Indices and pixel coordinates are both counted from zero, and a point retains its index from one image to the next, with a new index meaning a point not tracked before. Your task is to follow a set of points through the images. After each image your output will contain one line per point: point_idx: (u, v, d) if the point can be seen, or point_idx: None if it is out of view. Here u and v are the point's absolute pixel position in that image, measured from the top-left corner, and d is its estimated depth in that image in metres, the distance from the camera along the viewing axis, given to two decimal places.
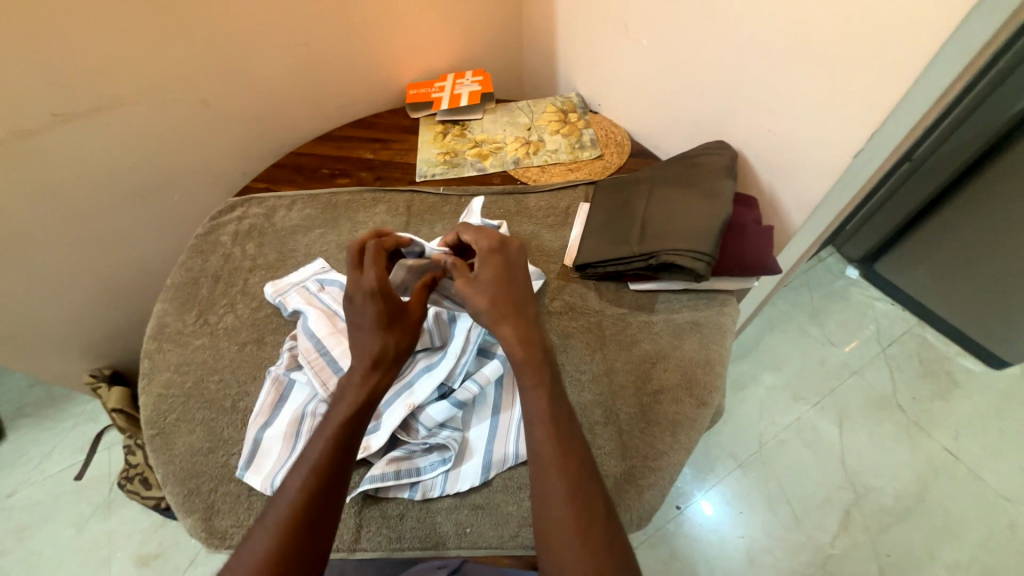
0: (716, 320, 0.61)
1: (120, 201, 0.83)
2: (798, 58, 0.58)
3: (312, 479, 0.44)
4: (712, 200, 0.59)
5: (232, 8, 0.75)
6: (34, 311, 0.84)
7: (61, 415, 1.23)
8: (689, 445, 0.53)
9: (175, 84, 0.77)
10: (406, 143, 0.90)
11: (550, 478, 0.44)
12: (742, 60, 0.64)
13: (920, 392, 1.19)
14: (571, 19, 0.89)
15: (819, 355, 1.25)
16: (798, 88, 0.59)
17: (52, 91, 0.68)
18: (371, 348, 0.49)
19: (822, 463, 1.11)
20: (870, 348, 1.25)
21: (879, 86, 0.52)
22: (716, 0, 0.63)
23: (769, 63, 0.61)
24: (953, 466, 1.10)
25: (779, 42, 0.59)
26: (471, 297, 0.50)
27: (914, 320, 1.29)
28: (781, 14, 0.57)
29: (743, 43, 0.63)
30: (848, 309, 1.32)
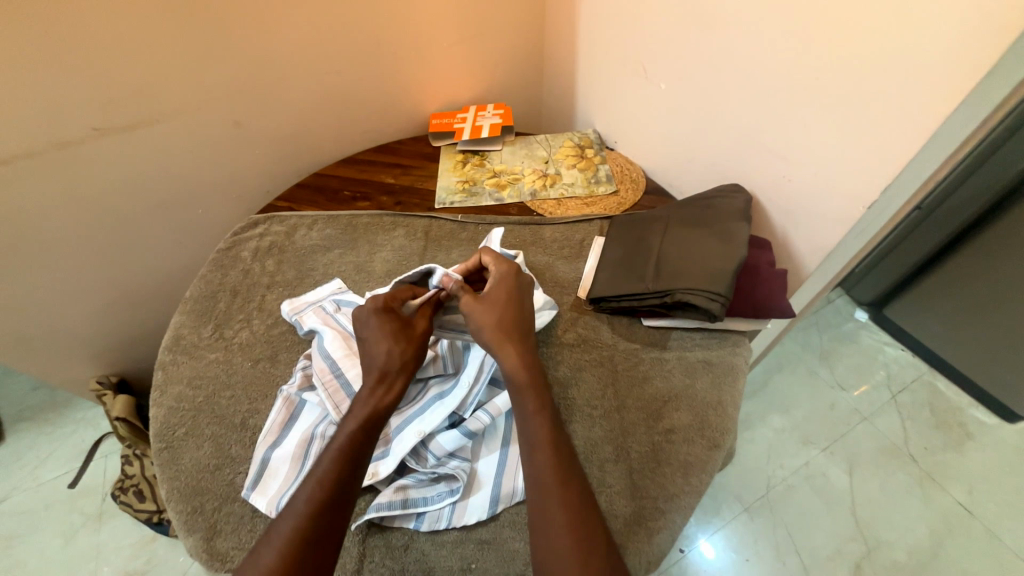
0: (728, 361, 0.60)
1: (147, 213, 0.85)
2: (813, 109, 0.60)
3: (320, 495, 0.44)
4: (726, 240, 0.60)
5: (274, 38, 0.80)
6: (51, 315, 0.86)
7: (61, 420, 1.22)
8: (700, 488, 0.52)
9: (212, 104, 0.80)
10: (427, 170, 0.92)
11: (552, 507, 0.43)
12: (758, 108, 0.67)
13: (932, 442, 1.16)
14: (592, 61, 0.93)
15: (829, 398, 1.23)
16: (812, 137, 0.61)
17: (96, 107, 0.71)
18: (381, 362, 0.52)
19: (832, 511, 1.08)
20: (881, 394, 1.24)
21: (893, 140, 0.54)
22: (733, 52, 0.66)
23: (785, 112, 0.63)
24: (969, 523, 1.06)
25: (794, 93, 0.61)
26: (476, 315, 0.54)
27: (924, 368, 1.27)
28: (796, 68, 0.60)
29: (759, 92, 0.65)
30: (857, 353, 1.31)
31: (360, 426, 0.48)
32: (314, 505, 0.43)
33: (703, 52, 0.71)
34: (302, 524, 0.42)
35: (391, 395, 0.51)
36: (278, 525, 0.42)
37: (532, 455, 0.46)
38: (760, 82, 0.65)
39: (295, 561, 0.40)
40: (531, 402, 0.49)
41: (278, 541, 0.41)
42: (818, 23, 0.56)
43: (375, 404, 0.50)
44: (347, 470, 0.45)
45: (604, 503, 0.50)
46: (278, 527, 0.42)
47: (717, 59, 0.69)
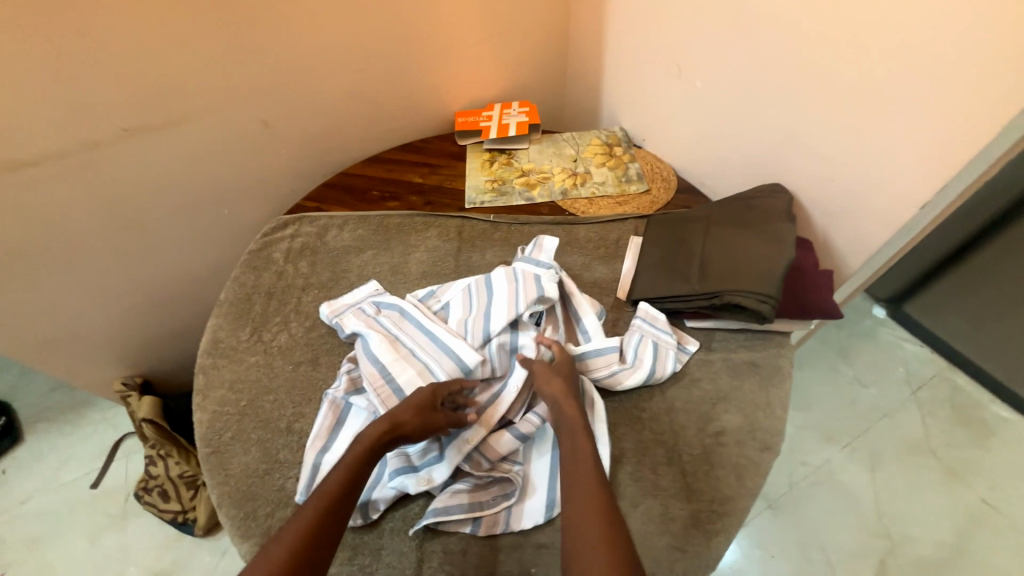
0: (774, 362, 0.60)
1: (174, 213, 0.84)
2: (859, 107, 0.60)
3: (324, 504, 0.43)
4: (773, 240, 0.59)
5: (302, 37, 0.79)
6: (77, 318, 0.85)
7: (80, 421, 1.22)
8: (755, 490, 0.52)
9: (241, 104, 0.80)
10: (454, 169, 0.92)
11: (591, 534, 0.40)
12: (800, 107, 0.66)
13: (955, 439, 1.16)
14: (618, 58, 0.92)
15: (849, 394, 1.23)
16: (856, 136, 0.61)
17: (126, 108, 0.71)
18: (398, 414, 0.50)
19: (856, 507, 1.09)
20: (901, 391, 1.23)
21: (943, 139, 0.54)
22: (774, 48, 0.66)
23: (829, 112, 0.63)
24: (991, 519, 1.07)
25: (839, 92, 0.61)
26: (548, 379, 0.53)
27: (944, 364, 1.25)
28: (840, 68, 0.60)
29: (801, 89, 0.65)
30: (877, 351, 1.29)
31: (367, 447, 0.48)
32: (319, 511, 0.43)
33: (741, 48, 0.70)
34: (302, 529, 0.41)
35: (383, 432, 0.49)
36: (285, 525, 0.42)
37: (571, 484, 0.45)
38: (802, 81, 0.64)
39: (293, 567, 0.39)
40: (582, 440, 0.48)
41: (283, 540, 0.40)
42: (869, 21, 0.55)
43: (371, 435, 0.48)
44: (350, 484, 0.45)
45: (661, 506, 0.50)
46: (287, 528, 0.41)
47: (756, 55, 0.69)
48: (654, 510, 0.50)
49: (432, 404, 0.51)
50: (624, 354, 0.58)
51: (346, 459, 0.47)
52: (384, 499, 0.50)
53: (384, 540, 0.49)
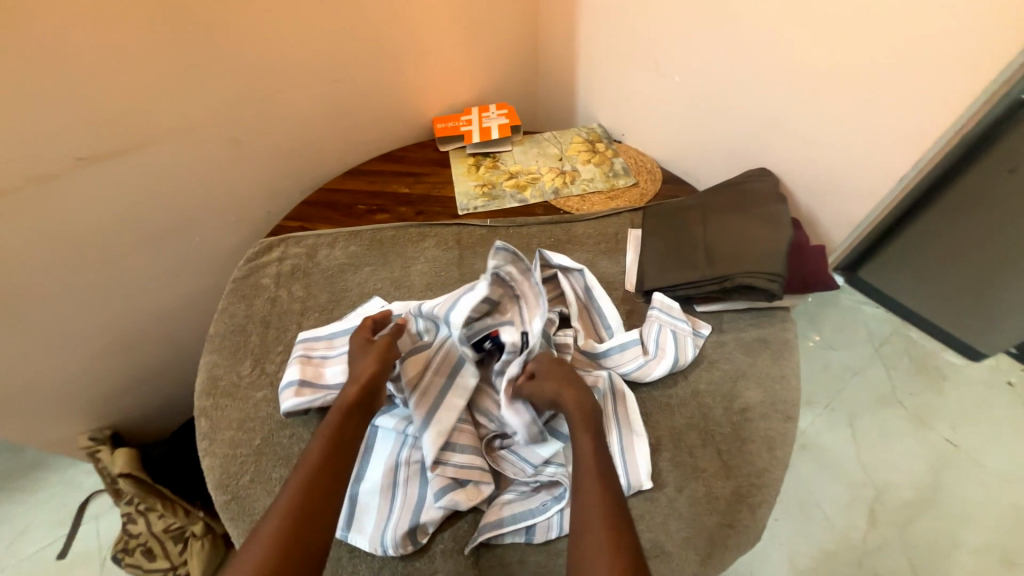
0: (781, 336, 0.64)
1: (139, 246, 0.76)
2: (839, 91, 0.66)
3: (309, 474, 0.45)
4: (775, 223, 0.65)
5: (272, 49, 0.73)
6: (32, 372, 0.75)
7: (30, 488, 1.06)
8: (785, 459, 0.55)
9: (209, 122, 0.73)
10: (440, 176, 0.89)
11: (596, 539, 0.42)
12: (789, 93, 0.70)
13: (913, 387, 1.13)
14: (592, 56, 0.94)
15: (821, 359, 1.17)
16: (839, 119, 0.67)
17: (81, 133, 0.63)
18: (360, 373, 0.53)
19: (838, 467, 1.05)
20: (865, 350, 1.17)
21: (922, 113, 0.61)
22: (753, 35, 0.69)
23: (817, 97, 0.68)
24: (957, 457, 1.05)
25: (820, 76, 0.66)
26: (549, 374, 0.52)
27: (897, 321, 1.19)
28: (825, 53, 0.64)
29: (785, 73, 0.69)
30: (838, 315, 1.20)
31: (342, 413, 0.50)
32: (304, 483, 0.45)
33: (726, 36, 0.72)
34: (292, 503, 0.43)
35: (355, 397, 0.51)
36: (277, 498, 0.44)
37: (580, 485, 0.45)
38: (784, 67, 0.69)
39: (288, 536, 0.42)
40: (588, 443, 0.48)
41: (275, 513, 0.43)
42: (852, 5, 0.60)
43: (341, 405, 0.50)
44: (334, 453, 0.47)
45: (704, 487, 0.53)
46: (277, 501, 0.44)
47: (742, 41, 0.71)
48: (698, 491, 0.53)
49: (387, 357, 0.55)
50: (646, 345, 0.61)
51: (324, 433, 0.49)
52: (433, 521, 0.49)
53: (439, 563, 0.48)
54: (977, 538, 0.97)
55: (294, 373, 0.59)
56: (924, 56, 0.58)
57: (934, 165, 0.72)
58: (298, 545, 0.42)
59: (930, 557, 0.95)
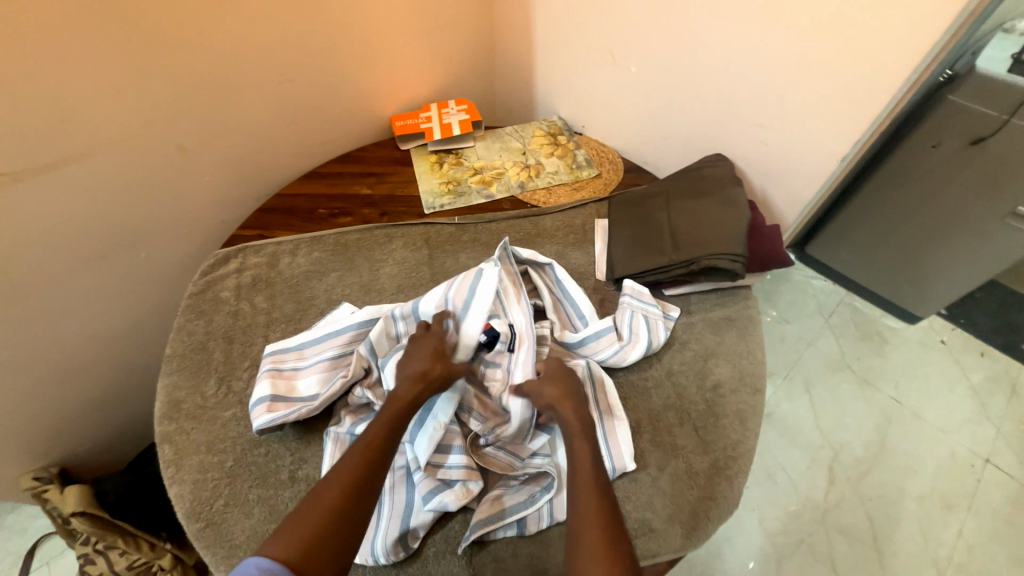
0: (745, 313, 0.68)
1: (75, 268, 0.69)
2: (786, 79, 0.69)
3: (371, 452, 0.46)
4: (733, 205, 0.67)
5: (216, 49, 0.68)
6: None
7: None
8: (757, 430, 0.59)
9: (149, 130, 0.67)
10: (402, 175, 0.87)
11: (593, 543, 0.41)
12: (743, 80, 0.73)
13: (860, 351, 1.21)
14: (549, 49, 0.94)
15: (777, 333, 1.22)
16: (786, 107, 0.72)
17: (1, 149, 0.56)
18: (425, 368, 0.52)
19: (798, 432, 1.11)
20: (815, 322, 1.24)
21: (862, 98, 0.65)
22: (705, 26, 0.72)
23: (768, 83, 0.71)
24: (900, 413, 1.13)
25: (767, 65, 0.70)
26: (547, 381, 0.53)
27: (842, 291, 1.27)
28: (773, 42, 0.67)
29: (734, 62, 0.72)
30: (789, 290, 1.27)
31: (406, 403, 0.50)
32: (366, 458, 0.45)
33: (679, 25, 0.74)
34: (352, 476, 0.43)
35: (418, 386, 0.51)
36: (336, 467, 0.44)
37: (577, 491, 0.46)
38: (733, 57, 0.72)
39: (343, 510, 0.41)
40: (586, 451, 0.48)
41: (335, 483, 0.43)
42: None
43: (404, 394, 0.50)
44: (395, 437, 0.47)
45: (684, 463, 0.55)
46: (336, 471, 0.44)
47: (695, 30, 0.73)
48: (679, 468, 0.55)
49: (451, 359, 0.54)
50: (620, 332, 0.62)
51: (384, 416, 0.49)
52: (424, 524, 0.49)
53: (432, 567, 0.48)
54: (918, 487, 1.05)
55: (265, 390, 0.57)
56: (860, 46, 0.62)
57: (870, 144, 0.78)
58: (349, 520, 0.41)
59: (881, 507, 1.03)
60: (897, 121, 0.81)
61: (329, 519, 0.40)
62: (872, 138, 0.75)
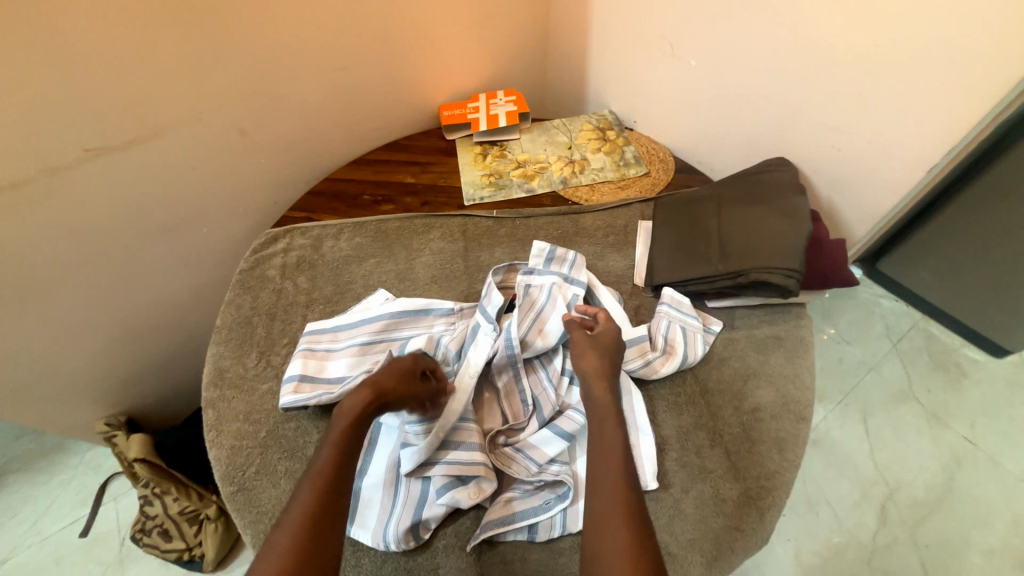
0: (795, 334, 0.65)
1: (147, 238, 0.75)
2: (871, 74, 0.62)
3: (320, 491, 0.44)
4: (792, 216, 0.63)
5: (280, 35, 0.71)
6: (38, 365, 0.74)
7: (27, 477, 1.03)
8: (796, 462, 0.56)
9: (215, 112, 0.71)
10: (446, 166, 0.87)
11: (614, 541, 0.41)
12: (822, 75, 0.66)
13: (933, 384, 1.08)
14: (605, 39, 0.90)
15: (835, 353, 1.12)
16: (867, 106, 0.65)
17: (86, 124, 0.61)
18: (382, 381, 0.50)
19: (849, 463, 1.01)
20: (881, 345, 1.12)
21: (958, 100, 0.59)
22: (781, 13, 0.65)
23: (850, 80, 0.64)
24: (974, 456, 1.01)
25: (849, 57, 0.63)
26: (587, 354, 0.54)
27: (918, 315, 1.14)
28: (860, 34, 0.61)
29: (810, 53, 0.66)
30: (853, 309, 1.16)
31: (351, 423, 0.48)
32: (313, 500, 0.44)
33: (753, 15, 0.68)
34: (302, 521, 0.42)
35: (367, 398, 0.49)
36: (283, 516, 0.43)
37: (599, 486, 0.45)
38: (809, 48, 0.65)
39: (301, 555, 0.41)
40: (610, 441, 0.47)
41: (286, 530, 0.42)
42: None
43: (354, 407, 0.49)
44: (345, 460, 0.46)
45: (711, 488, 0.54)
46: (293, 508, 0.43)
47: (771, 17, 0.67)
48: (705, 493, 0.53)
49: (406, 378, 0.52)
50: (654, 342, 0.61)
51: (327, 455, 0.46)
52: (436, 517, 0.50)
53: (440, 559, 0.50)
54: (987, 540, 0.93)
55: (295, 369, 0.60)
56: (964, 36, 0.55)
57: (965, 153, 0.69)
58: (311, 563, 0.41)
59: (940, 557, 0.92)
60: (1003, 126, 0.71)
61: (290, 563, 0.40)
62: (969, 146, 0.66)
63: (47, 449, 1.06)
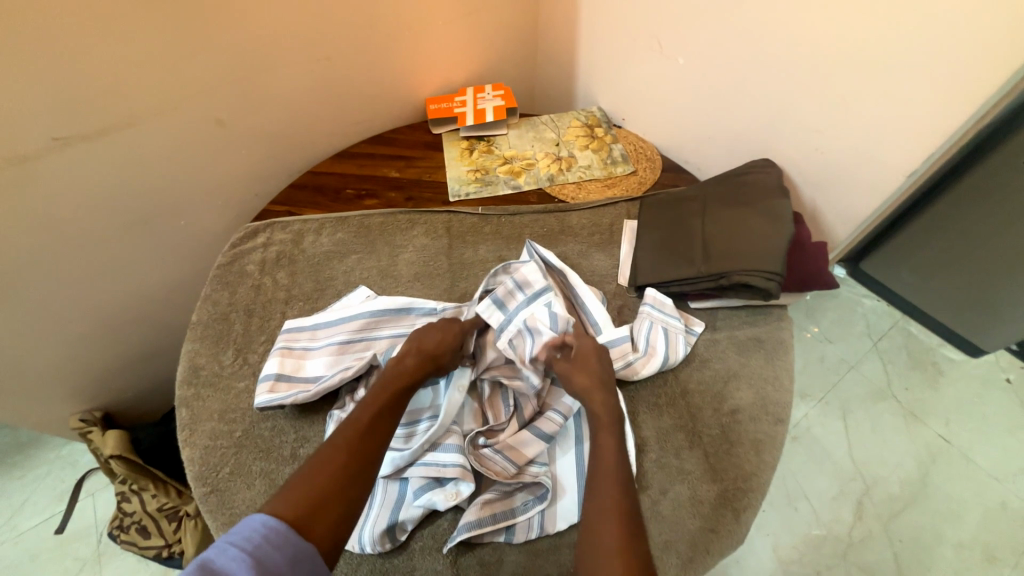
0: (776, 336, 0.66)
1: (120, 231, 0.72)
2: (857, 77, 0.62)
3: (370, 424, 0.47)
4: (774, 217, 0.64)
5: (258, 23, 0.69)
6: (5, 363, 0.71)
7: None
8: (772, 463, 0.57)
9: (188, 101, 0.68)
10: (431, 160, 0.86)
11: (611, 535, 0.41)
12: (811, 73, 0.66)
13: (910, 383, 1.10)
14: (595, 34, 0.89)
15: (817, 351, 1.13)
16: (853, 109, 0.65)
17: (52, 113, 0.59)
18: (434, 347, 0.56)
19: (828, 458, 1.03)
20: (862, 344, 1.14)
21: (943, 105, 0.59)
22: (771, 13, 0.65)
23: (838, 81, 0.64)
24: (947, 453, 1.03)
25: (836, 58, 0.63)
26: (577, 370, 0.55)
27: (898, 315, 1.16)
28: (849, 32, 0.60)
29: (799, 53, 0.65)
30: (836, 308, 1.17)
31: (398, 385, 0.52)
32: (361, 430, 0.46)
33: (743, 11, 0.67)
34: (349, 441, 0.45)
35: (416, 363, 0.54)
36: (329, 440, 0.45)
37: (599, 486, 0.45)
38: (797, 49, 0.65)
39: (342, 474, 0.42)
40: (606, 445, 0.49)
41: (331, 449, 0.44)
42: None
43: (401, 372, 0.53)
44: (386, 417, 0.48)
45: (688, 490, 0.55)
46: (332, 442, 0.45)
47: (761, 16, 0.66)
48: (683, 494, 0.54)
49: (459, 342, 0.57)
50: (636, 343, 0.62)
51: (372, 402, 0.49)
52: (412, 518, 0.51)
53: (416, 561, 0.50)
54: (957, 534, 0.96)
55: (271, 367, 0.59)
56: (947, 43, 0.55)
57: (948, 156, 0.69)
58: (344, 498, 0.41)
59: (912, 550, 0.94)
60: (985, 129, 0.72)
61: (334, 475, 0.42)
62: (952, 149, 0.66)
63: (20, 444, 1.03)
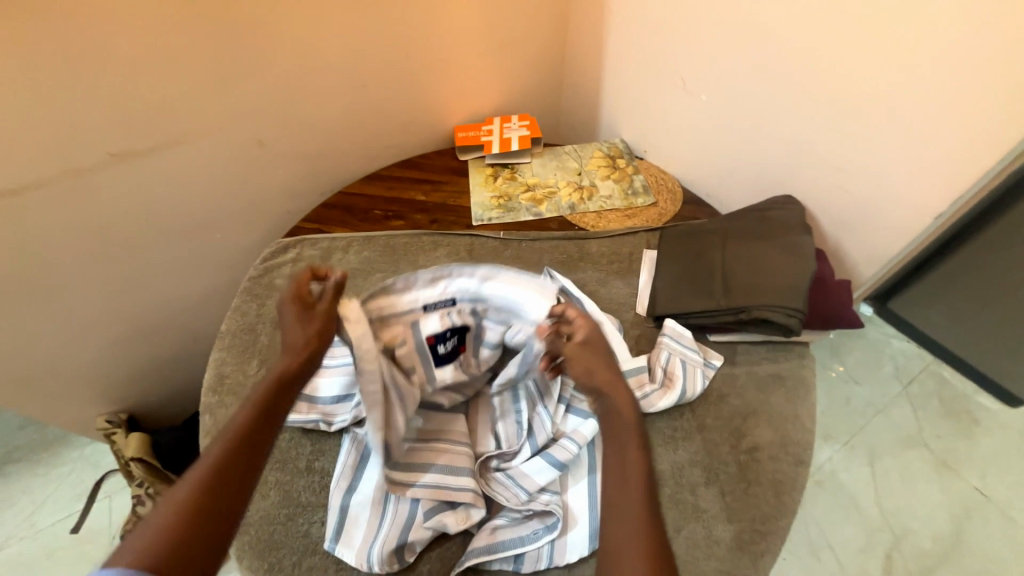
0: (797, 373, 0.65)
1: (161, 240, 0.76)
2: (880, 116, 0.64)
3: (224, 454, 0.44)
4: (795, 253, 0.64)
5: (303, 52, 0.74)
6: (44, 360, 0.74)
7: (18, 472, 1.02)
8: (791, 507, 0.56)
9: (234, 122, 0.73)
10: (458, 185, 0.89)
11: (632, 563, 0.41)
12: (835, 110, 0.67)
13: (943, 430, 1.04)
14: (620, 68, 0.92)
15: (843, 392, 1.09)
16: (877, 146, 0.65)
17: (112, 129, 0.64)
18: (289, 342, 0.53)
19: (854, 505, 0.98)
20: (891, 387, 1.09)
21: (968, 144, 0.59)
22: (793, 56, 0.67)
23: (860, 119, 0.65)
24: (984, 508, 0.97)
25: (856, 98, 0.64)
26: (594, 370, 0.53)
27: (929, 357, 1.10)
28: (871, 72, 0.62)
29: (820, 91, 0.67)
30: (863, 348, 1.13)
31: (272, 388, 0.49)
32: (217, 463, 0.43)
33: (766, 48, 0.70)
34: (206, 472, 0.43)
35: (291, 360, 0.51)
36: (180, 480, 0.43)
37: (621, 509, 0.45)
38: (820, 87, 0.67)
39: (181, 524, 0.40)
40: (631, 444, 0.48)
41: (170, 503, 0.41)
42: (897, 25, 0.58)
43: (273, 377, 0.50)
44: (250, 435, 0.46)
45: (703, 529, 0.53)
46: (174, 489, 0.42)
47: (783, 57, 0.68)
48: (697, 534, 0.53)
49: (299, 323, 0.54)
50: (654, 373, 0.61)
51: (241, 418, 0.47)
52: (421, 540, 0.52)
53: None
54: None
55: None
56: (966, 85, 0.57)
57: (977, 199, 0.69)
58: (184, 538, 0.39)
59: None
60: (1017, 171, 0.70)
61: (183, 521, 0.40)
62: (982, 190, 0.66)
63: (45, 442, 1.05)
